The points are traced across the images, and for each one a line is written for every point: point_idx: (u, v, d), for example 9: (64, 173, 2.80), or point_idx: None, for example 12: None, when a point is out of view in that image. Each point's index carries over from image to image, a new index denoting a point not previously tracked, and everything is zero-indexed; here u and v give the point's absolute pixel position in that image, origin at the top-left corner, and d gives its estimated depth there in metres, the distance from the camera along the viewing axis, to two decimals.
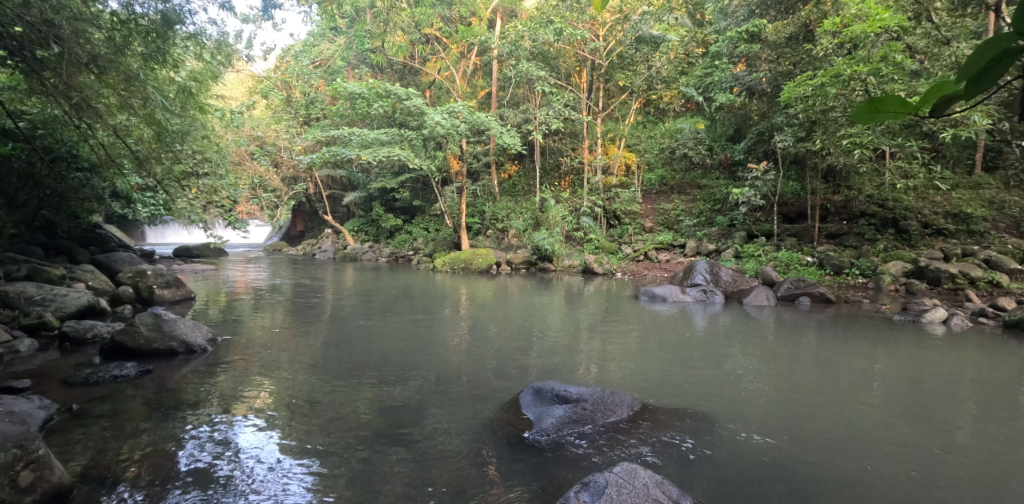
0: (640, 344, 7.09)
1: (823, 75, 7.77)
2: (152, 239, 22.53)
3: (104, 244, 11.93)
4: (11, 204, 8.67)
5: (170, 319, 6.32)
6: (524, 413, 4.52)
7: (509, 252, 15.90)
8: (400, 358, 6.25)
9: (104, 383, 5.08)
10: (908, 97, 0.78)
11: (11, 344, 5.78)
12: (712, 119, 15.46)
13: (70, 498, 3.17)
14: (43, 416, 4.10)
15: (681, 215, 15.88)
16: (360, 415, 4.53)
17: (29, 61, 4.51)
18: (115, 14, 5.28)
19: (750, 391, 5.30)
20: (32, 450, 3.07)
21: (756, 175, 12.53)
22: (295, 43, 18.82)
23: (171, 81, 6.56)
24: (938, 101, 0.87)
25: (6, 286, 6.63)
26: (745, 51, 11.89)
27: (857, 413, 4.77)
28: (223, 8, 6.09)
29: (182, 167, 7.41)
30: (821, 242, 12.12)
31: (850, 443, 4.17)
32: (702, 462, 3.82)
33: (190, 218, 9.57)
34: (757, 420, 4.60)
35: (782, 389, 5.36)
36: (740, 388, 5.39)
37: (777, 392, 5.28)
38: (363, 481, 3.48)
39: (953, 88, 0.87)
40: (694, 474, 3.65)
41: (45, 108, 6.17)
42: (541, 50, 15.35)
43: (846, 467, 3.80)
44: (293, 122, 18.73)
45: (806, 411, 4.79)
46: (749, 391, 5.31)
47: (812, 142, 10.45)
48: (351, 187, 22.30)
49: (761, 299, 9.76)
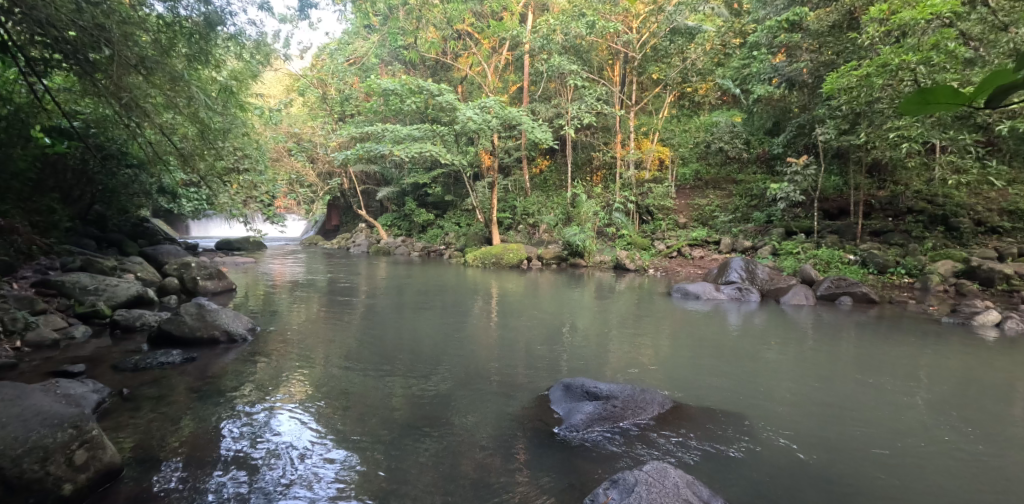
0: (671, 341, 7.00)
1: (868, 65, 7.45)
2: (196, 232, 23.56)
3: (151, 237, 12.53)
4: (68, 199, 9.23)
5: (213, 310, 6.60)
6: (553, 409, 4.55)
7: (541, 247, 15.87)
8: (431, 352, 6.37)
9: (151, 368, 5.35)
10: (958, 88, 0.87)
11: (67, 330, 6.14)
12: (749, 112, 15.01)
13: (121, 477, 3.35)
14: (96, 398, 4.36)
15: (716, 211, 15.53)
16: (392, 406, 4.64)
17: (83, 63, 4.75)
18: (161, 16, 5.52)
19: (785, 393, 5.12)
20: (86, 431, 3.25)
21: (796, 170, 12.10)
22: (331, 42, 19.20)
23: (213, 80, 6.80)
24: (997, 90, 0.93)
25: (63, 276, 7.04)
26: (786, 41, 11.41)
27: (900, 419, 4.52)
28: (261, 8, 6.26)
29: (223, 163, 7.69)
30: (865, 239, 11.59)
31: (894, 451, 3.96)
32: (741, 464, 3.72)
33: (231, 212, 9.95)
34: (795, 424, 4.43)
35: (819, 392, 5.16)
36: (773, 391, 5.19)
37: (814, 396, 5.07)
38: (394, 471, 3.55)
39: (1013, 78, 0.92)
40: (734, 476, 3.56)
41: (97, 108, 6.52)
42: (573, 44, 15.15)
43: (887, 475, 3.62)
44: (328, 119, 19.09)
45: (847, 417, 4.57)
46: (783, 394, 5.11)
47: (855, 135, 10.03)
48: (384, 182, 22.71)
49: (799, 299, 9.44)
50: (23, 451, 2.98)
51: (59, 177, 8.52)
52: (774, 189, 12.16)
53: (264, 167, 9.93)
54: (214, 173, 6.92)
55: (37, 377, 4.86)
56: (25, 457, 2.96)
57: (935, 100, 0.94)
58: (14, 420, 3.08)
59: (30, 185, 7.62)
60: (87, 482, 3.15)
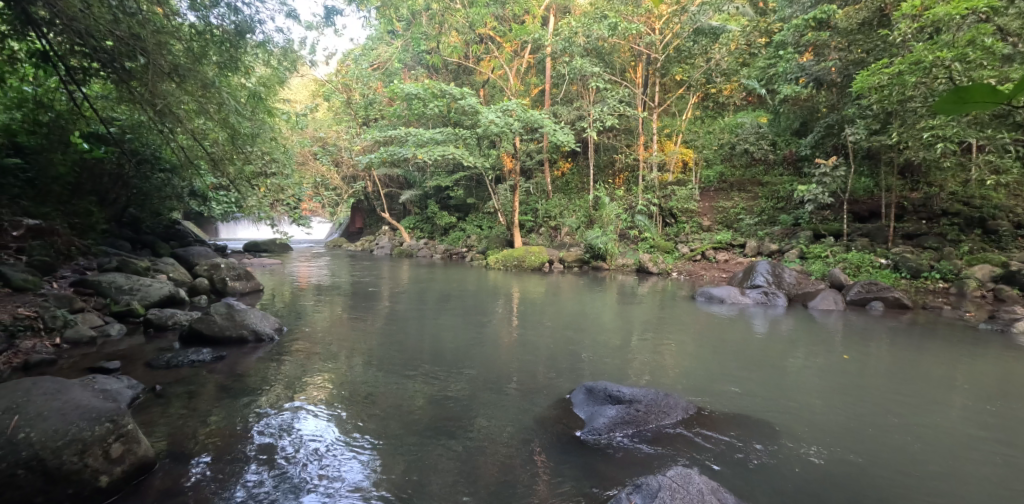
0: (695, 346, 6.88)
1: (901, 63, 7.24)
2: (224, 235, 24.24)
3: (182, 239, 12.94)
4: (104, 202, 9.60)
5: (241, 310, 6.78)
6: (576, 412, 4.53)
7: (563, 250, 15.79)
8: (451, 353, 6.41)
9: (182, 366, 5.52)
10: (998, 86, 0.91)
11: (103, 328, 6.36)
12: (775, 112, 14.71)
13: (153, 471, 3.46)
14: (130, 394, 4.52)
15: (741, 214, 15.21)
16: (414, 407, 4.70)
17: (119, 71, 4.94)
18: (193, 25, 5.68)
19: (814, 399, 5.02)
20: (122, 425, 3.35)
21: (825, 171, 11.77)
22: (355, 48, 19.56)
23: (242, 87, 6.99)
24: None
25: (100, 276, 7.30)
26: (813, 40, 11.13)
27: (933, 427, 4.40)
28: (288, 15, 6.41)
29: (252, 167, 7.88)
30: (897, 242, 11.22)
31: (936, 459, 3.86)
32: (786, 469, 3.67)
33: (259, 215, 10.20)
34: (830, 430, 4.35)
35: (848, 399, 5.04)
36: (799, 396, 5.09)
37: (843, 402, 4.96)
38: (415, 471, 3.60)
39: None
40: (775, 482, 3.51)
41: (132, 113, 6.78)
42: (595, 46, 15.03)
43: (932, 484, 3.53)
44: (353, 123, 19.44)
45: (880, 424, 4.47)
46: (812, 399, 5.01)
47: (887, 135, 9.73)
48: (407, 185, 22.96)
49: (828, 303, 9.18)
50: (63, 443, 3.09)
51: (97, 182, 8.90)
52: (801, 190, 11.86)
53: (291, 170, 10.14)
54: (243, 177, 7.06)
55: (74, 373, 5.04)
56: (65, 449, 3.08)
57: (970, 99, 0.97)
58: (56, 412, 3.20)
59: (69, 189, 8.11)
60: (123, 474, 3.26)
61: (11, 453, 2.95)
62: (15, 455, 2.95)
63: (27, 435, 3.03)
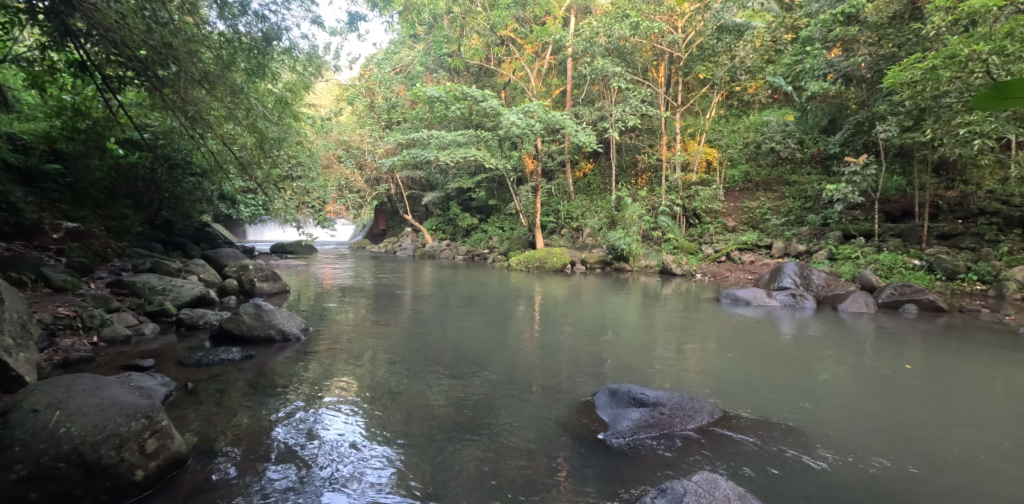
0: (719, 348, 6.78)
1: (934, 57, 7.01)
2: (252, 237, 24.86)
3: (212, 241, 13.31)
4: (139, 205, 9.95)
5: (269, 310, 6.94)
6: (599, 414, 4.51)
7: (585, 252, 15.72)
8: (472, 354, 6.45)
9: (212, 364, 5.69)
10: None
11: (138, 327, 6.59)
12: (802, 110, 14.38)
13: (186, 466, 3.57)
14: (164, 391, 4.68)
15: (767, 214, 14.90)
16: (436, 407, 4.74)
17: (152, 79, 5.14)
18: (222, 34, 5.86)
19: (850, 406, 4.85)
20: (156, 421, 3.46)
21: (855, 169, 11.44)
22: (378, 52, 19.89)
23: (269, 93, 7.18)
24: None
25: (135, 277, 7.57)
26: (841, 35, 10.83)
27: (980, 433, 4.25)
28: (313, 22, 6.57)
29: (279, 171, 8.05)
30: (931, 243, 10.82)
31: (979, 467, 3.74)
32: (834, 480, 3.55)
33: (285, 217, 10.43)
34: (879, 439, 4.18)
35: (884, 405, 4.88)
36: (834, 403, 4.92)
37: (880, 408, 4.79)
38: (438, 472, 3.63)
39: None
40: (818, 491, 3.41)
41: (164, 120, 7.01)
42: (617, 46, 14.91)
43: (989, 497, 3.38)
44: (376, 126, 19.71)
45: (926, 431, 4.30)
46: (848, 406, 4.84)
47: (921, 132, 9.42)
48: (429, 187, 23.15)
49: (859, 306, 8.90)
50: (102, 437, 3.20)
51: (131, 186, 9.24)
52: (830, 190, 11.55)
53: (316, 173, 10.35)
54: (270, 181, 7.22)
55: (111, 370, 5.24)
56: (103, 443, 3.19)
57: (1009, 94, 0.94)
58: (94, 408, 3.33)
59: (105, 193, 8.43)
60: (157, 469, 3.36)
61: (53, 447, 3.09)
62: (57, 449, 3.08)
63: (68, 429, 3.17)
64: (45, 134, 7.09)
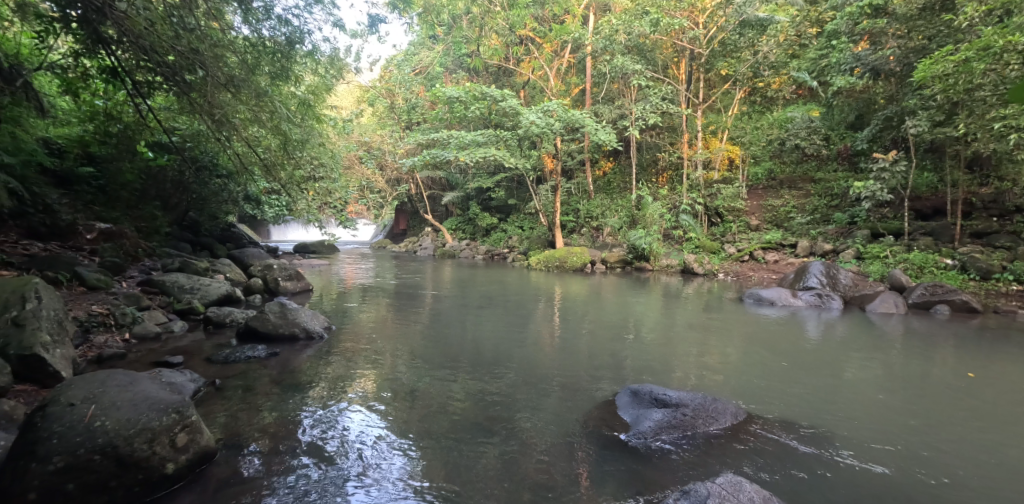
0: (743, 349, 6.67)
1: (967, 49, 6.76)
2: (276, 236, 25.36)
3: (237, 241, 13.63)
4: (167, 207, 10.26)
5: (293, 309, 7.08)
6: (620, 414, 4.48)
7: (605, 251, 15.65)
8: (491, 354, 6.48)
9: (239, 361, 5.83)
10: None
11: (167, 324, 6.79)
12: (827, 105, 14.03)
13: (214, 460, 3.67)
14: (193, 387, 4.81)
15: (792, 212, 14.59)
16: (456, 406, 4.78)
17: (180, 84, 5.29)
18: (247, 39, 6.00)
19: (883, 410, 4.70)
20: (186, 416, 3.57)
21: (883, 166, 11.11)
22: (398, 54, 20.06)
23: (293, 95, 7.31)
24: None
25: (165, 276, 7.80)
26: (869, 28, 10.52)
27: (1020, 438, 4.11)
28: (335, 25, 6.68)
29: (302, 173, 8.19)
30: (965, 242, 10.44)
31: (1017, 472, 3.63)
32: (882, 491, 3.40)
33: (308, 218, 10.62)
34: (923, 445, 4.02)
35: (917, 408, 4.73)
36: (867, 408, 4.75)
37: (913, 412, 4.65)
38: (458, 470, 3.66)
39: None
40: (855, 500, 3.29)
41: (191, 123, 7.22)
42: (637, 43, 14.77)
43: None
44: (396, 127, 19.93)
45: (969, 437, 4.15)
46: (882, 410, 4.68)
47: (953, 126, 9.11)
48: (449, 187, 23.30)
49: (888, 307, 8.67)
50: (134, 431, 3.31)
51: (160, 188, 9.58)
52: (857, 186, 11.22)
53: (338, 174, 10.51)
54: (293, 182, 7.35)
55: (142, 367, 5.41)
56: (136, 437, 3.30)
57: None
58: (128, 402, 3.44)
59: (135, 194, 8.73)
60: (187, 462, 3.47)
61: (88, 440, 3.20)
62: (92, 442, 3.19)
63: (103, 423, 3.28)
64: (78, 139, 7.50)
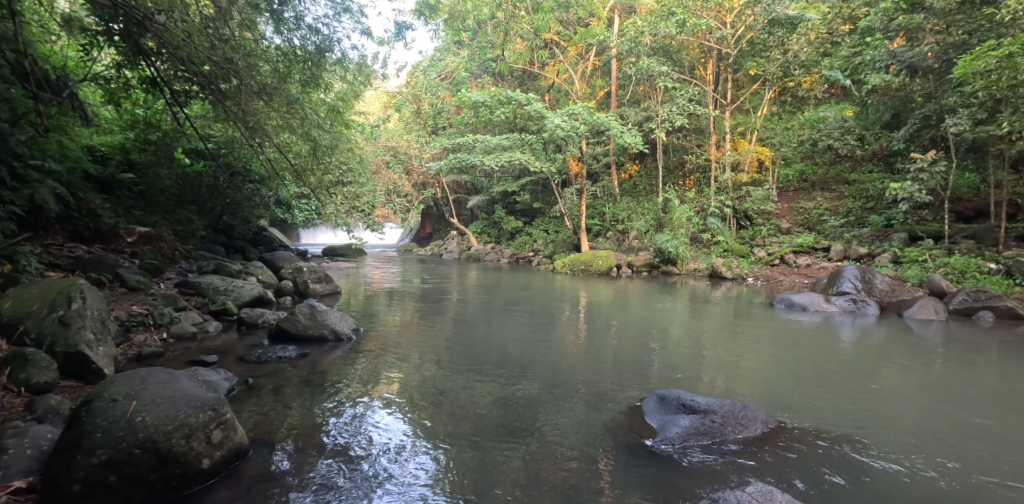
0: (772, 355, 6.52)
1: (1010, 44, 6.48)
2: (306, 239, 26.02)
3: (269, 244, 14.01)
4: (202, 211, 10.63)
5: (322, 311, 7.25)
6: (647, 420, 4.43)
7: (631, 254, 15.51)
8: (514, 357, 6.50)
9: (270, 361, 6.00)
10: None
11: (203, 324, 7.03)
12: (862, 105, 13.60)
13: (247, 457, 3.79)
14: (226, 386, 4.97)
15: (825, 215, 14.19)
16: (480, 409, 4.81)
17: (216, 92, 5.48)
18: (279, 48, 6.22)
19: (929, 420, 4.50)
20: (221, 413, 3.70)
21: (921, 166, 10.67)
22: (424, 59, 20.37)
23: (322, 102, 7.51)
24: None
25: (201, 278, 8.10)
26: (905, 23, 10.20)
27: None
28: (363, 33, 6.85)
29: (331, 177, 8.39)
30: (1011, 245, 9.96)
31: None
32: None
33: (336, 222, 10.87)
34: (969, 455, 3.86)
35: (972, 420, 4.48)
36: (917, 420, 4.51)
37: (968, 424, 4.41)
38: (483, 473, 3.68)
39: None
40: None
41: (226, 130, 7.50)
42: (663, 44, 14.69)
43: None
44: (422, 132, 20.24)
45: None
46: (929, 421, 4.48)
47: (997, 124, 8.74)
48: (474, 191, 23.48)
49: (927, 313, 8.35)
50: (173, 427, 3.45)
51: (196, 193, 9.94)
52: (894, 188, 10.81)
53: (365, 179, 10.72)
54: (322, 186, 7.52)
55: (179, 365, 5.62)
56: (174, 433, 3.43)
57: None
58: (167, 399, 3.59)
59: (173, 199, 9.08)
60: (221, 459, 3.59)
61: (130, 434, 3.34)
62: (134, 436, 3.33)
63: (144, 418, 3.42)
64: (121, 146, 8.04)
